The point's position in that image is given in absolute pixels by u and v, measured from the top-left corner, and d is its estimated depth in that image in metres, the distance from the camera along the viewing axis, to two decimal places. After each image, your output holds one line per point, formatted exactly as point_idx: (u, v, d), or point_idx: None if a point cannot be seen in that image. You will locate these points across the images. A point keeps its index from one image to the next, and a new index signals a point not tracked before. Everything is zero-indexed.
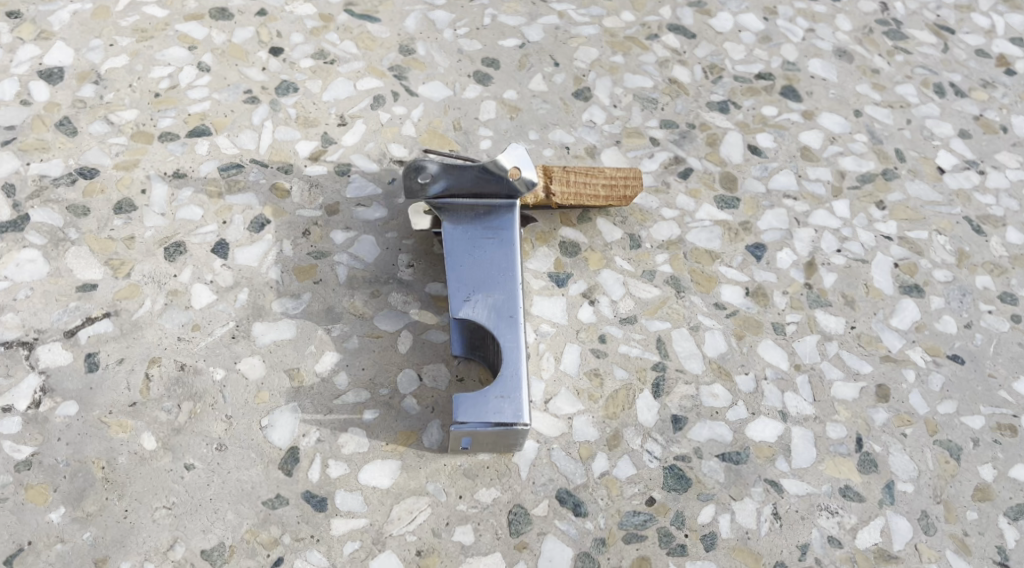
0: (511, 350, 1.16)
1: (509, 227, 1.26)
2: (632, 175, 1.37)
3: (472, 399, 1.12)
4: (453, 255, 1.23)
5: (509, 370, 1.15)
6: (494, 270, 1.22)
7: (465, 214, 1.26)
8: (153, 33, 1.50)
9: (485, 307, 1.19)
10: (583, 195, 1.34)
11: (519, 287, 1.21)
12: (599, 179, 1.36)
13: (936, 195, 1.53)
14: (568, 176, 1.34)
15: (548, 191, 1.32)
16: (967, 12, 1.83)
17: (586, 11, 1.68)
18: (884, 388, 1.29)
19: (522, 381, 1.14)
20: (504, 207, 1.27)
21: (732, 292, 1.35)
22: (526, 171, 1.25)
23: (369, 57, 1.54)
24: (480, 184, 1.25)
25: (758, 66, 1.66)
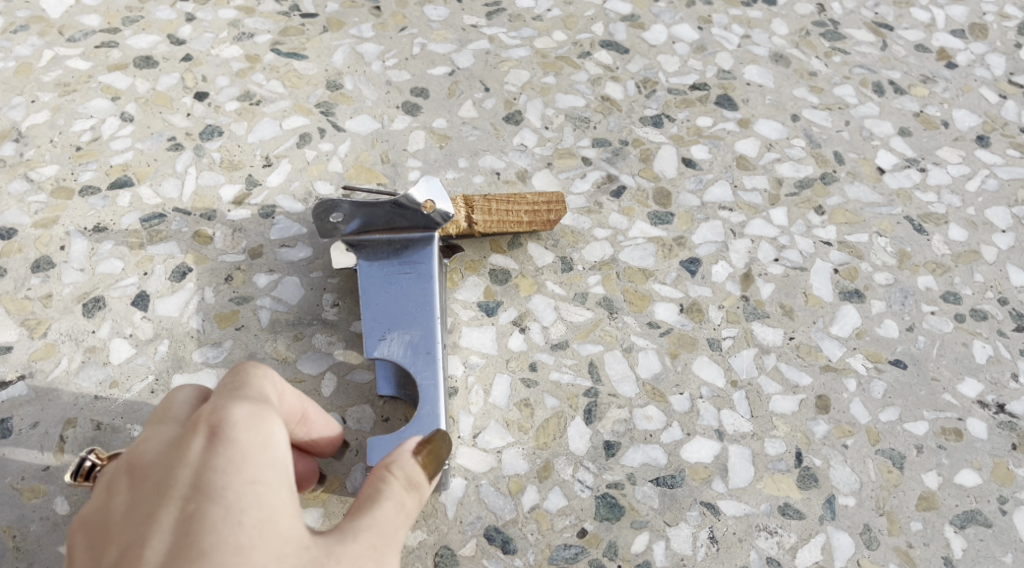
0: (427, 388, 1.16)
1: (425, 259, 1.24)
2: (556, 199, 1.34)
3: (387, 442, 1.13)
4: (370, 293, 1.22)
5: (426, 409, 1.15)
6: (410, 306, 1.21)
7: (381, 250, 1.25)
8: (75, 86, 1.47)
9: (402, 345, 1.19)
10: (506, 222, 1.32)
11: (436, 322, 1.21)
12: (521, 205, 1.33)
13: (876, 196, 1.50)
14: (492, 202, 1.32)
15: (470, 220, 1.30)
16: (906, 7, 1.78)
17: (517, 33, 1.64)
18: (824, 398, 1.26)
19: (439, 420, 1.14)
20: (421, 240, 1.25)
21: (666, 310, 1.33)
22: (440, 203, 1.25)
23: (296, 95, 1.50)
24: (392, 214, 1.24)
25: (692, 77, 1.62)
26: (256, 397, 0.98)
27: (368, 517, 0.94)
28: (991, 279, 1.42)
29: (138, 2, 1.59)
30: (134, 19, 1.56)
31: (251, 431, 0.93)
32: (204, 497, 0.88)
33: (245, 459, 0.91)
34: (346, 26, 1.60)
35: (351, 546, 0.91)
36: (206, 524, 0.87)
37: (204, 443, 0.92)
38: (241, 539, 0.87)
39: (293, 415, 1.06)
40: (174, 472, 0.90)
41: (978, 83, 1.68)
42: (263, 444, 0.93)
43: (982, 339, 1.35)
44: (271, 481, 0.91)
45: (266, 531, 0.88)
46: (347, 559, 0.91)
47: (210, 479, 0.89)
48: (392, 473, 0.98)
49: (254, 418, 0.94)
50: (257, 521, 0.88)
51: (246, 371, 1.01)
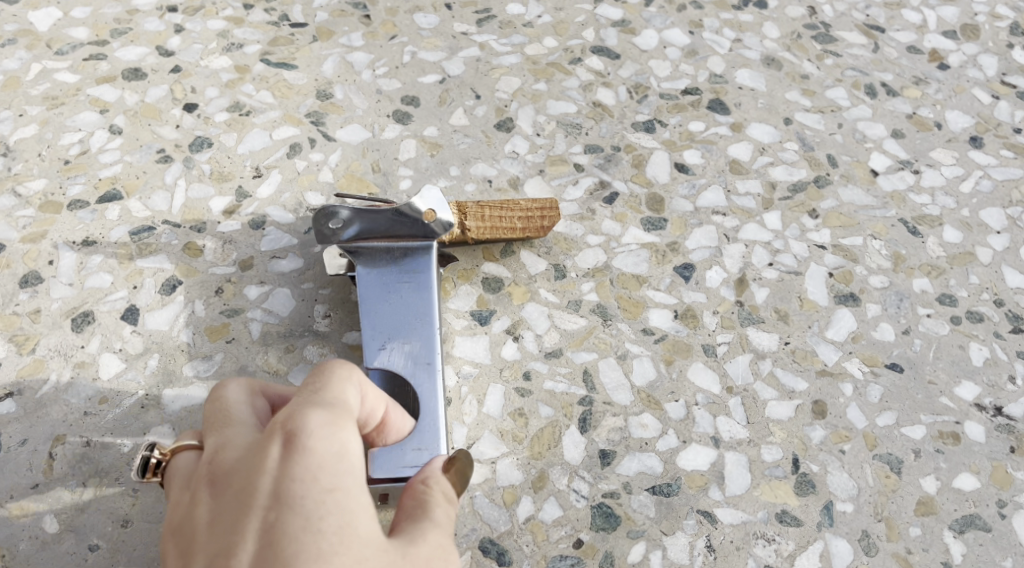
0: (426, 400, 1.15)
1: (424, 269, 1.24)
2: (549, 205, 1.34)
3: (388, 453, 1.10)
4: (368, 301, 1.21)
5: (427, 419, 1.13)
6: (410, 315, 1.21)
7: (380, 258, 1.24)
8: (63, 99, 1.46)
9: (401, 355, 1.18)
10: (499, 228, 1.32)
11: (436, 333, 1.20)
12: (514, 211, 1.33)
13: (870, 199, 1.49)
14: (482, 210, 1.31)
15: (463, 226, 1.30)
16: (897, 9, 1.77)
17: (507, 40, 1.63)
18: (821, 404, 1.26)
19: (439, 433, 1.13)
20: (421, 248, 1.25)
21: (660, 316, 1.32)
22: (441, 212, 1.24)
23: (285, 106, 1.49)
24: (397, 220, 1.23)
25: (684, 82, 1.61)
26: (331, 401, 0.91)
27: (428, 524, 0.91)
28: (987, 281, 1.41)
29: (126, 14, 1.58)
30: (122, 31, 1.55)
31: (327, 439, 0.87)
32: (285, 506, 0.82)
33: (323, 467, 0.85)
34: (336, 36, 1.59)
35: (422, 552, 0.88)
36: (289, 535, 0.80)
37: (282, 449, 0.85)
38: (324, 548, 0.81)
39: (376, 415, 1.03)
40: (252, 480, 0.84)
41: (970, 84, 1.67)
42: (340, 452, 0.87)
43: (978, 341, 1.34)
44: (349, 488, 0.85)
45: (349, 539, 0.83)
46: (421, 562, 0.87)
47: (288, 488, 0.83)
48: (428, 486, 0.96)
49: (329, 425, 0.88)
50: (338, 529, 0.82)
51: (325, 374, 0.95)
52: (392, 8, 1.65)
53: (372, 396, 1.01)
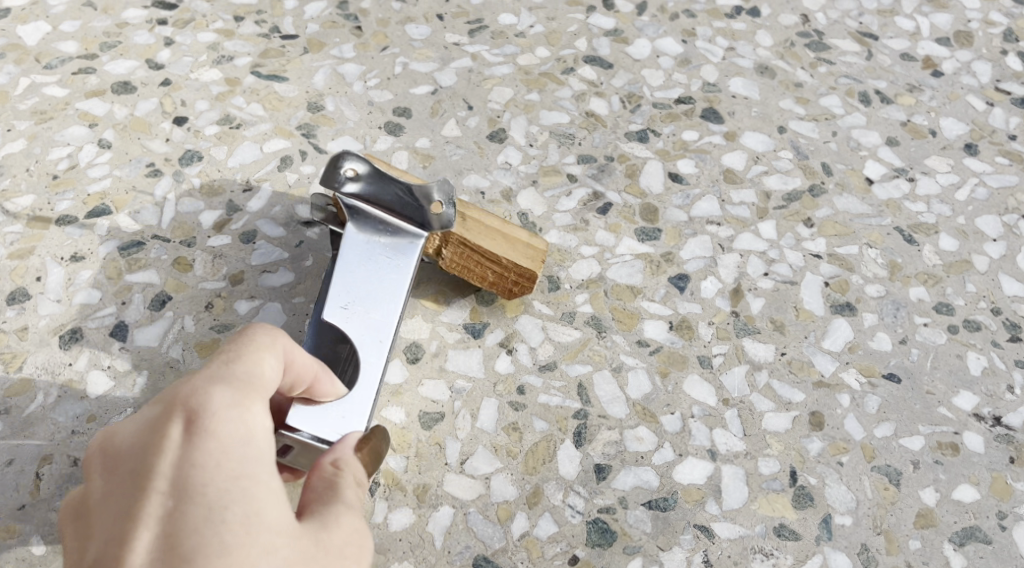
0: (368, 374, 1.14)
1: (404, 254, 1.22)
2: (526, 277, 1.25)
3: (311, 412, 1.07)
4: (347, 260, 1.20)
5: (359, 391, 1.12)
6: (380, 288, 1.19)
7: (370, 227, 1.22)
8: (52, 114, 1.45)
9: (357, 321, 1.17)
10: (470, 270, 1.27)
11: (397, 313, 1.18)
12: (492, 265, 1.26)
13: (865, 207, 1.48)
14: (462, 248, 1.25)
15: (439, 250, 1.26)
16: (890, 16, 1.77)
17: (499, 50, 1.62)
18: (818, 415, 1.24)
19: (365, 411, 1.11)
20: (412, 235, 1.23)
21: (656, 328, 1.31)
22: (448, 208, 1.23)
23: (276, 118, 1.47)
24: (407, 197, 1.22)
25: (677, 91, 1.61)
26: (240, 377, 0.92)
27: (340, 508, 0.91)
28: (983, 289, 1.40)
29: (116, 27, 1.57)
30: (112, 45, 1.54)
31: (232, 420, 0.88)
32: (183, 494, 0.83)
33: (227, 451, 0.86)
34: (327, 47, 1.58)
35: (334, 537, 0.89)
36: (189, 524, 0.82)
37: (183, 432, 0.86)
38: (228, 538, 0.83)
39: (301, 381, 1.04)
40: (150, 462, 0.85)
41: (964, 91, 1.67)
42: (245, 434, 0.88)
43: (976, 350, 1.33)
44: (254, 473, 0.87)
45: (254, 526, 0.84)
46: (332, 548, 0.88)
47: (190, 473, 0.84)
48: (342, 470, 0.96)
49: (234, 406, 0.89)
50: (243, 517, 0.84)
51: (238, 346, 0.95)
52: (383, 19, 1.64)
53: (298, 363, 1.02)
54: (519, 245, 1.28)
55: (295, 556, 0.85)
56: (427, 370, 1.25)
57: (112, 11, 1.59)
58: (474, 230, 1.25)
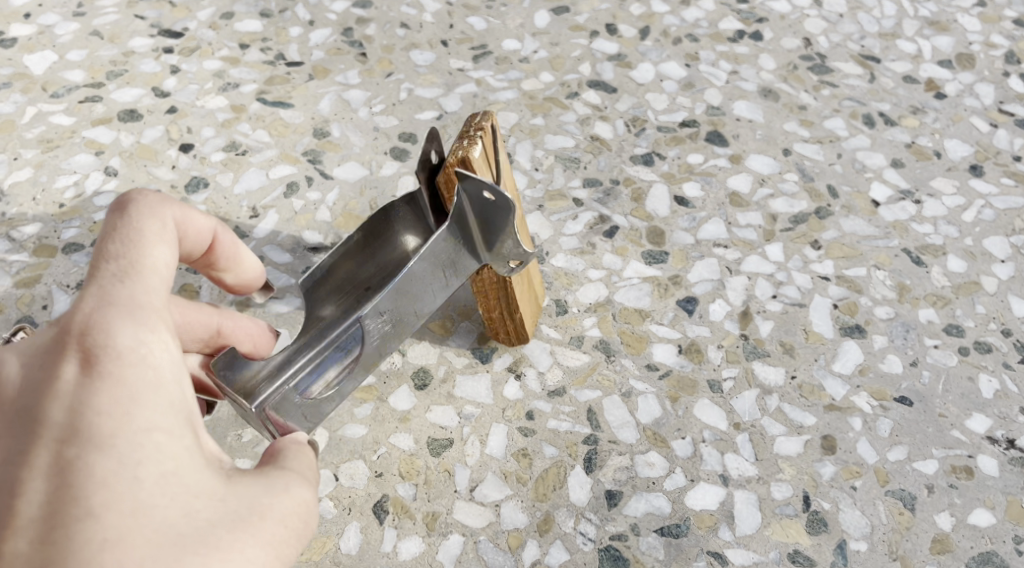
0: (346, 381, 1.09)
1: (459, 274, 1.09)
2: (512, 331, 1.26)
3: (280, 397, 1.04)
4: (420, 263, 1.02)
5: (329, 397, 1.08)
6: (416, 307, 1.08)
7: (454, 238, 1.04)
8: (59, 142, 1.45)
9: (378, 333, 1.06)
10: (487, 296, 1.19)
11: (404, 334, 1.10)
12: (504, 310, 1.22)
13: (873, 229, 1.48)
14: (499, 284, 1.17)
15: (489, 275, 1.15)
16: (892, 39, 1.78)
17: (504, 75, 1.63)
18: (830, 439, 1.23)
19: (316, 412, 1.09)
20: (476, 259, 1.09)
21: (665, 351, 1.30)
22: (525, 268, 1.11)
23: (282, 144, 1.47)
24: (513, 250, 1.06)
25: (681, 114, 1.61)
26: (141, 300, 0.83)
27: (284, 485, 0.86)
28: (993, 310, 1.39)
29: (122, 56, 1.57)
30: (118, 73, 1.54)
31: (139, 364, 0.80)
32: (88, 445, 0.76)
33: (135, 400, 0.79)
34: (332, 73, 1.58)
35: (269, 504, 0.83)
36: (93, 477, 0.75)
37: (80, 373, 0.78)
38: (141, 495, 0.76)
39: (200, 248, 0.96)
40: (42, 406, 0.77)
41: (968, 113, 1.67)
42: (154, 378, 0.81)
43: (988, 372, 1.32)
44: (169, 427, 0.81)
45: (171, 486, 0.78)
46: (271, 518, 0.83)
47: (91, 422, 0.76)
48: (294, 458, 0.91)
49: (140, 344, 0.81)
50: (157, 475, 0.78)
51: (120, 240, 0.84)
52: (388, 46, 1.64)
53: (193, 232, 0.93)
54: (530, 296, 1.25)
55: (221, 519, 0.80)
56: (435, 396, 1.24)
57: (119, 40, 1.59)
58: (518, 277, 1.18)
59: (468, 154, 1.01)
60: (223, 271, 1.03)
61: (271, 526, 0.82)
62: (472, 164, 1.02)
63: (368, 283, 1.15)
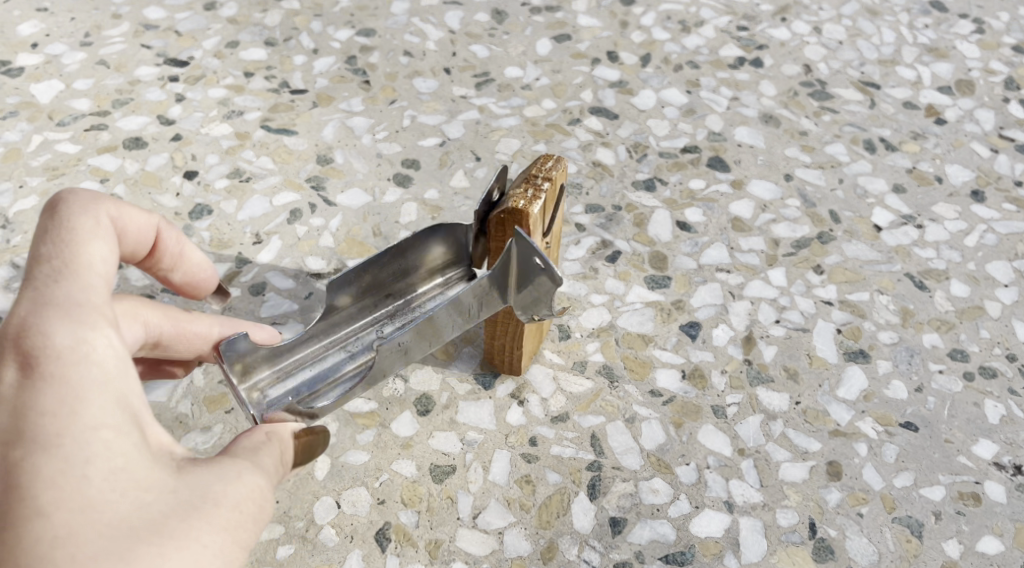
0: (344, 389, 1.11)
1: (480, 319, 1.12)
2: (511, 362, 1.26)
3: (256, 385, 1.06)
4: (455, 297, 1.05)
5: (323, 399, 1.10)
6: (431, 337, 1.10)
7: (492, 286, 1.07)
8: (64, 170, 1.45)
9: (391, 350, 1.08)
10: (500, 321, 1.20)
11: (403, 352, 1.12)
12: (509, 338, 1.22)
13: (875, 254, 1.48)
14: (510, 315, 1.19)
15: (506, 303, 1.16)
16: (891, 65, 1.79)
17: (506, 102, 1.64)
18: (835, 465, 1.23)
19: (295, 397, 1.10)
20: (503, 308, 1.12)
21: (668, 377, 1.30)
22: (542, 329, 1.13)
23: (286, 171, 1.48)
24: (537, 306, 1.08)
25: (683, 140, 1.62)
26: (79, 302, 0.84)
27: (243, 474, 0.87)
28: (997, 335, 1.39)
29: (128, 85, 1.58)
30: (124, 101, 1.56)
31: (80, 363, 0.81)
32: (33, 447, 0.76)
33: (79, 398, 0.79)
34: (336, 101, 1.59)
35: (223, 492, 0.83)
36: (41, 477, 0.76)
37: (21, 376, 0.79)
38: (90, 492, 0.77)
39: (143, 247, 0.99)
40: None
41: (968, 138, 1.67)
42: (95, 377, 0.81)
43: (993, 398, 1.31)
44: (116, 424, 0.80)
45: (121, 481, 0.79)
46: (227, 505, 0.83)
47: (36, 423, 0.77)
48: (266, 449, 0.92)
49: (78, 344, 0.81)
50: (106, 472, 0.78)
51: (62, 248, 0.86)
52: (391, 73, 1.65)
53: (133, 232, 0.96)
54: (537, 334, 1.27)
55: (175, 510, 0.80)
56: (437, 422, 1.23)
57: (125, 69, 1.61)
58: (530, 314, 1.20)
59: (526, 208, 1.05)
60: (169, 269, 1.05)
61: (227, 514, 0.82)
62: (527, 218, 1.05)
63: (389, 290, 1.19)
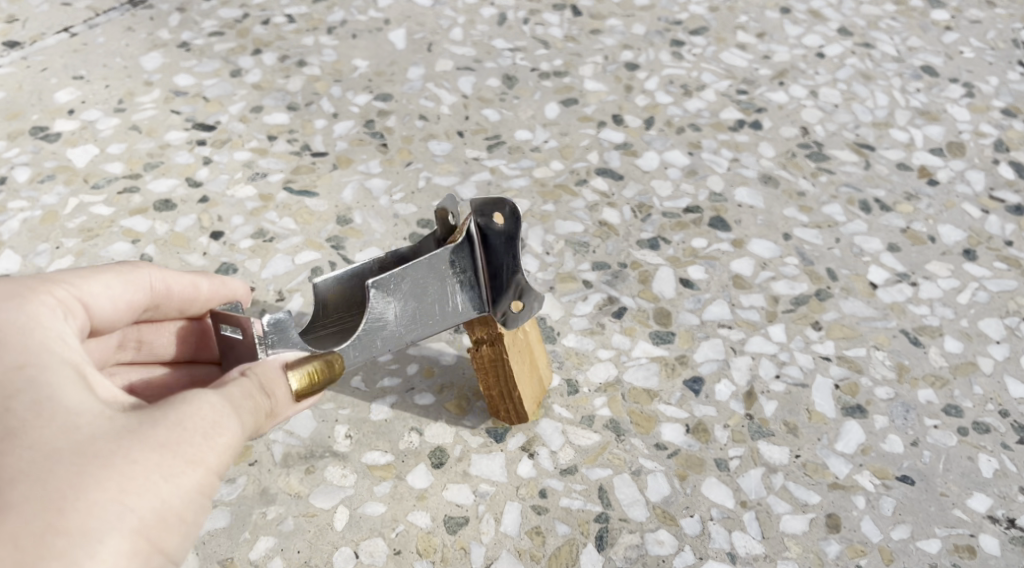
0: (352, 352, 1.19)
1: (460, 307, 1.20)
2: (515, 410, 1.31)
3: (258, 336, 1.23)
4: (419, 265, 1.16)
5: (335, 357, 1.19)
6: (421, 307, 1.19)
7: (460, 261, 1.18)
8: (98, 231, 1.52)
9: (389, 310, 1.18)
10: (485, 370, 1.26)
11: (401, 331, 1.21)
12: (500, 386, 1.28)
13: (871, 311, 1.54)
14: (497, 360, 1.25)
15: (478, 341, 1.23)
16: (885, 128, 1.86)
17: (516, 164, 1.71)
18: (834, 517, 1.27)
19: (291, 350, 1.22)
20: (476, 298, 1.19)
21: (672, 431, 1.35)
22: (522, 314, 1.18)
23: (307, 231, 1.55)
24: (506, 272, 1.18)
25: (686, 200, 1.69)
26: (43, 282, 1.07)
27: (192, 398, 0.97)
28: (990, 391, 1.44)
29: (158, 149, 1.66)
30: (154, 165, 1.63)
31: (15, 314, 1.00)
32: None
33: (8, 347, 0.96)
34: (355, 163, 1.67)
35: (170, 411, 0.95)
36: None
37: None
38: (19, 420, 0.90)
39: (189, 300, 1.25)
40: None
41: (960, 199, 1.74)
42: (26, 329, 0.99)
43: (987, 452, 1.36)
44: (45, 366, 0.96)
45: (47, 408, 0.92)
46: (167, 423, 0.94)
47: None
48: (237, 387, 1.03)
49: (21, 303, 1.01)
50: (34, 401, 0.92)
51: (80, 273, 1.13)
52: (407, 136, 1.73)
53: (177, 288, 1.22)
54: (531, 377, 1.32)
55: (100, 430, 0.92)
56: (451, 475, 1.28)
57: (156, 134, 1.68)
58: (516, 354, 1.25)
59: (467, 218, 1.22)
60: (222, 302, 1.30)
61: (160, 428, 0.93)
62: None
63: None
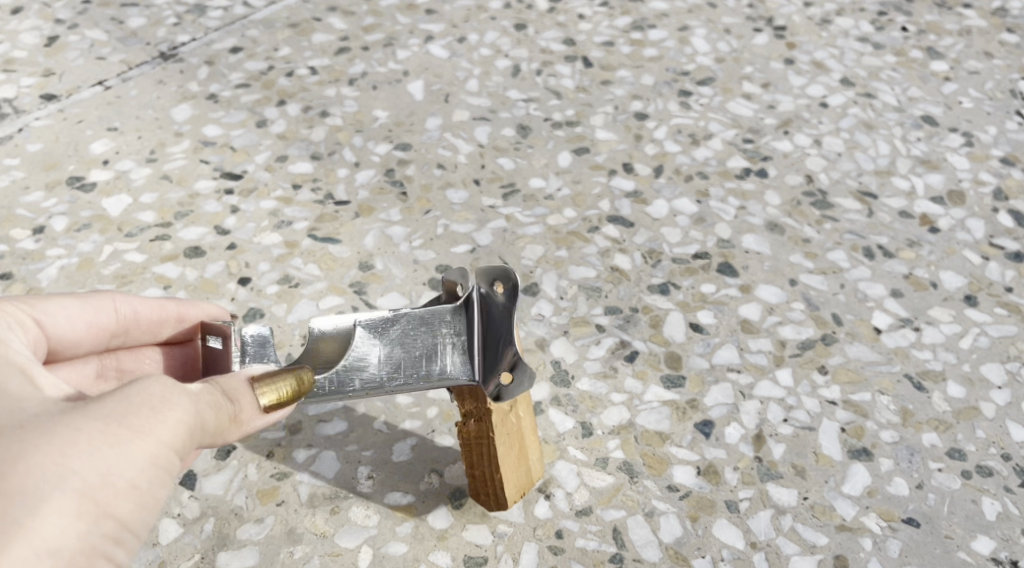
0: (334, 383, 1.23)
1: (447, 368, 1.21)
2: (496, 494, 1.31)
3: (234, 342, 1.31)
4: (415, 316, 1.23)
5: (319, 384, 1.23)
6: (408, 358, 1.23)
7: (457, 322, 1.23)
8: (132, 278, 1.58)
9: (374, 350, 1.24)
10: (469, 449, 1.28)
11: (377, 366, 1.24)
12: (484, 465, 1.29)
13: (876, 355, 1.59)
14: (481, 438, 1.27)
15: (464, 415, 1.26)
16: (887, 176, 1.92)
17: (531, 212, 1.77)
18: (842, 558, 1.31)
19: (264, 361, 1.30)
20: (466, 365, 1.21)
21: (684, 473, 1.39)
22: (510, 391, 1.17)
23: (330, 277, 1.60)
24: (501, 342, 1.19)
25: (694, 247, 1.74)
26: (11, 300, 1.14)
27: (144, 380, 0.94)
28: (992, 435, 1.48)
29: (188, 197, 1.72)
30: (185, 213, 1.69)
31: None
32: None
33: None
34: (376, 211, 1.73)
35: (119, 388, 0.92)
36: None
37: None
38: None
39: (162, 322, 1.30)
40: None
41: (960, 246, 1.80)
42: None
43: (990, 495, 1.40)
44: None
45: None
46: (112, 396, 0.90)
47: None
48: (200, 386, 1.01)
49: None
50: None
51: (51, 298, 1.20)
52: (426, 185, 1.79)
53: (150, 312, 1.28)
54: (519, 467, 1.32)
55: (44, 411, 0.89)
56: (471, 515, 1.33)
57: (186, 183, 1.75)
58: (501, 437, 1.27)
59: None
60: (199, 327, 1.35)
61: (105, 401, 0.90)
62: None
63: None
